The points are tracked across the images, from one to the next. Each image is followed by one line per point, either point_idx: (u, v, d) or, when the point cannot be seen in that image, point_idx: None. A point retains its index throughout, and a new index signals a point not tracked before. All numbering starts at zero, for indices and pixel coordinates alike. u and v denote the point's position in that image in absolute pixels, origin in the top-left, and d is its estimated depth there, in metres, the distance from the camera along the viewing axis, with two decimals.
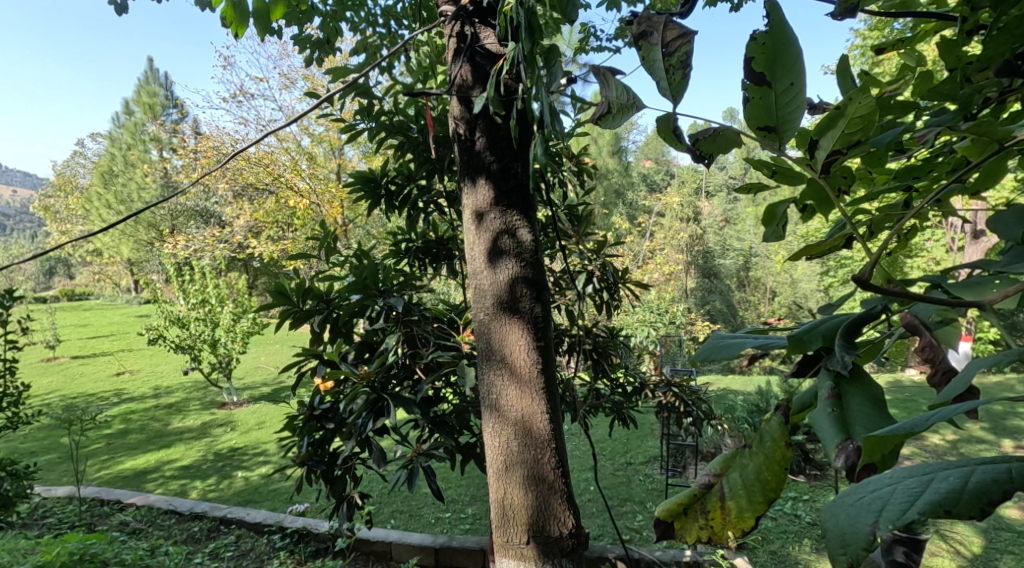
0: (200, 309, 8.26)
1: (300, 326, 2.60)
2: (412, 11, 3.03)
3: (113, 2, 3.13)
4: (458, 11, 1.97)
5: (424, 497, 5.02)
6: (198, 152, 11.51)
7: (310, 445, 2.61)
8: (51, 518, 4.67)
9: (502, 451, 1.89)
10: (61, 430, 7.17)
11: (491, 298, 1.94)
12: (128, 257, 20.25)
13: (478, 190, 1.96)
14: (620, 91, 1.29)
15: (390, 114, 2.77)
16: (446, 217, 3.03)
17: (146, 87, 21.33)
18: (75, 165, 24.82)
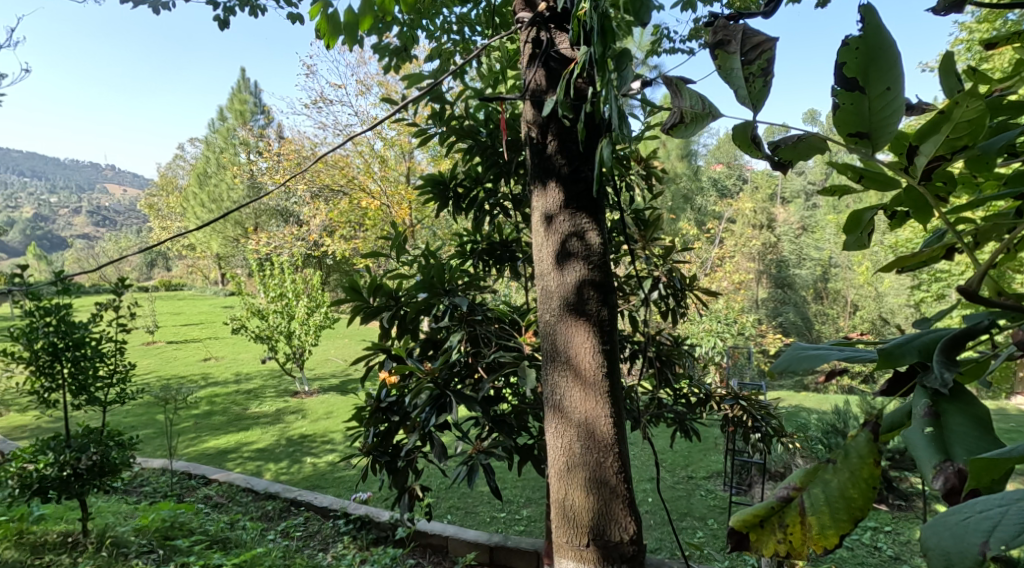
0: (278, 302, 8.58)
1: (370, 321, 2.69)
2: (485, 19, 3.08)
3: (215, 18, 3.34)
4: (535, 18, 2.01)
5: (482, 494, 5.09)
6: (281, 155, 11.98)
7: (375, 437, 2.68)
8: (148, 486, 5.15)
9: (564, 453, 1.91)
10: (157, 407, 7.60)
11: (558, 300, 1.96)
12: (217, 253, 21.16)
13: (549, 192, 1.98)
14: (695, 100, 1.27)
15: (460, 118, 2.82)
16: (511, 219, 3.06)
17: (238, 94, 22.33)
18: (174, 167, 26.41)
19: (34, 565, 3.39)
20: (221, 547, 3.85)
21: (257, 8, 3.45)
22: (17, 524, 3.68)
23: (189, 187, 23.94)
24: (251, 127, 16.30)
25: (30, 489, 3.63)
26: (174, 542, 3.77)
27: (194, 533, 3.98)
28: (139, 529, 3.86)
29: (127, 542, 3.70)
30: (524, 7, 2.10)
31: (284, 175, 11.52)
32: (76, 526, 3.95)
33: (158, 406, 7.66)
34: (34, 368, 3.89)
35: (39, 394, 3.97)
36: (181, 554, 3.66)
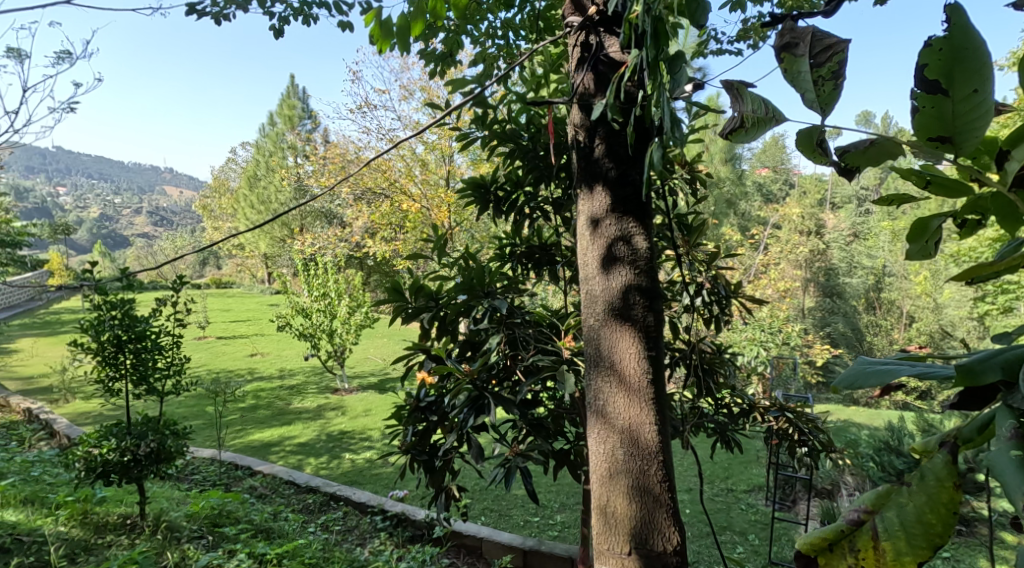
0: (321, 300, 8.74)
1: (411, 321, 2.73)
2: (530, 23, 3.08)
3: (272, 28, 3.43)
4: (584, 21, 2.01)
5: (516, 498, 5.08)
6: (328, 158, 12.18)
7: (414, 435, 2.70)
8: (198, 475, 5.31)
9: (607, 459, 1.89)
10: (207, 399, 7.81)
11: (603, 304, 1.94)
12: (265, 252, 21.62)
13: (595, 196, 1.97)
14: (757, 104, 1.26)
15: (502, 122, 2.82)
16: (551, 223, 3.05)
17: (287, 100, 22.80)
18: (227, 170, 27.13)
19: (95, 545, 3.52)
20: (265, 536, 3.93)
21: (310, 18, 3.52)
22: (81, 505, 3.83)
23: (240, 189, 24.58)
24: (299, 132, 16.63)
25: (95, 472, 3.79)
26: (222, 530, 3.88)
27: (240, 521, 4.08)
28: (191, 515, 3.98)
29: (180, 527, 3.82)
30: (573, 11, 2.09)
31: (330, 178, 11.72)
32: (134, 509, 4.09)
33: (207, 398, 7.88)
34: (100, 358, 4.06)
35: (104, 382, 4.13)
36: (229, 541, 3.75)
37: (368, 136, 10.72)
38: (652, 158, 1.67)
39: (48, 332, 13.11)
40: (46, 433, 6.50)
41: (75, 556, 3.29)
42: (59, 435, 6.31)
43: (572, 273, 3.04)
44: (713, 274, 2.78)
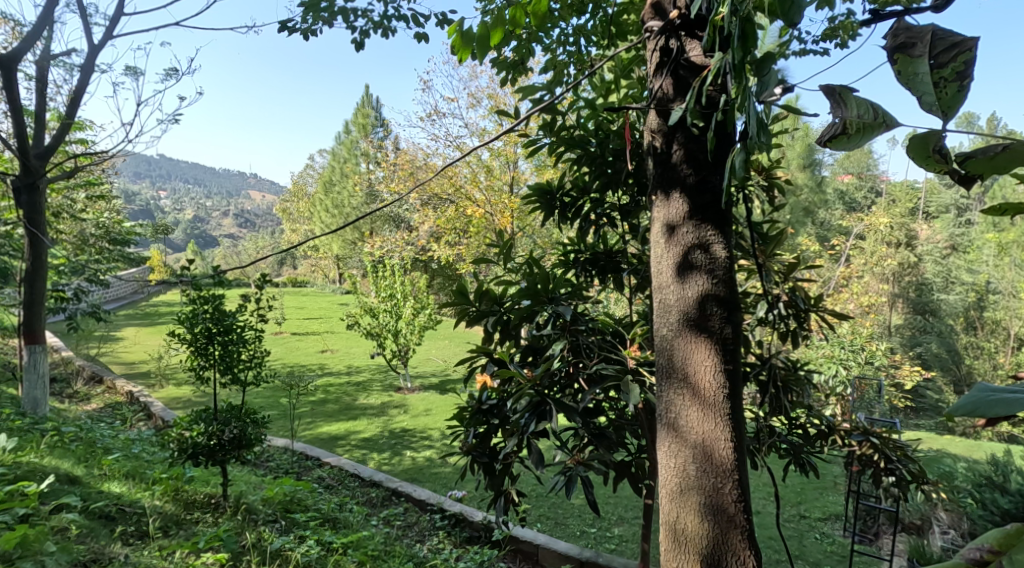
0: (388, 301, 8.89)
1: (475, 324, 2.76)
2: (601, 29, 3.05)
3: (355, 41, 3.51)
4: (665, 25, 1.97)
5: (574, 507, 5.01)
6: (397, 165, 12.38)
7: (474, 437, 2.70)
8: (272, 462, 5.48)
9: (678, 474, 1.86)
10: (281, 391, 8.06)
11: (676, 314, 1.90)
12: (336, 254, 22.10)
13: (672, 203, 1.93)
14: (863, 110, 1.45)
15: (571, 129, 2.81)
16: (617, 231, 3.00)
17: (361, 108, 23.34)
18: (306, 175, 28.04)
19: (185, 520, 3.68)
20: (331, 526, 4.01)
21: (389, 30, 3.58)
22: (174, 481, 3.99)
23: (316, 193, 25.26)
24: (373, 138, 16.95)
25: (185, 453, 3.98)
26: (294, 515, 3.99)
27: (309, 509, 4.18)
28: (266, 500, 4.11)
29: (257, 510, 3.95)
30: (651, 14, 2.04)
31: (401, 184, 11.88)
32: (219, 489, 4.23)
33: (282, 391, 8.12)
34: (192, 347, 4.29)
35: (197, 370, 4.37)
36: (299, 527, 3.85)
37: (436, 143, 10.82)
38: (734, 165, 1.63)
39: (145, 323, 13.82)
40: (143, 415, 6.82)
41: (169, 529, 3.47)
42: (154, 417, 6.60)
43: (639, 281, 2.95)
44: (790, 287, 2.66)
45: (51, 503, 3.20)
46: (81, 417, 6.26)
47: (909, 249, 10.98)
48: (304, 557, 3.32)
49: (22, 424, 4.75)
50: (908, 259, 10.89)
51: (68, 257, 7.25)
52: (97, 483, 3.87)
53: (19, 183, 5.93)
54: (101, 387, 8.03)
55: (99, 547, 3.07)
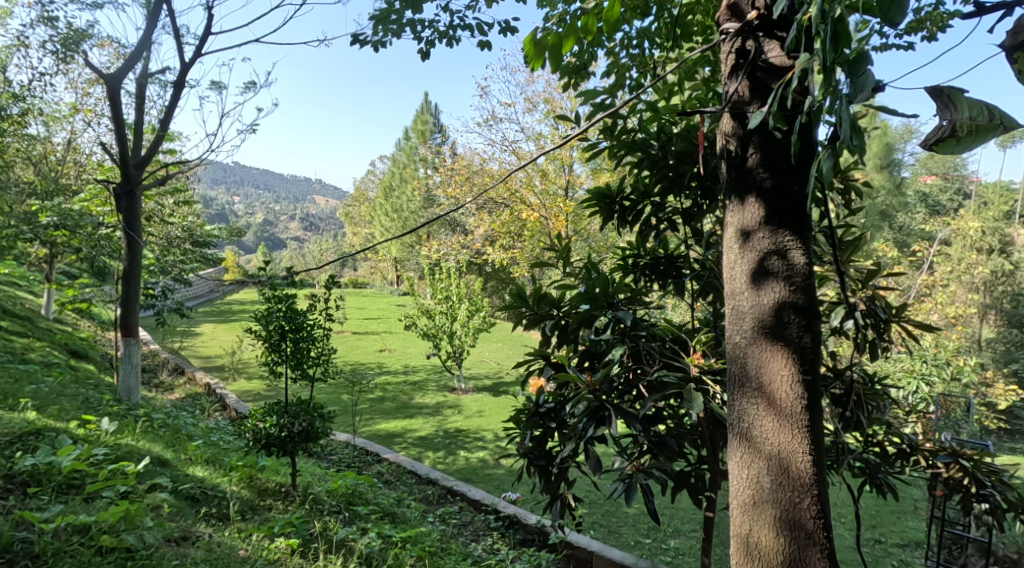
0: (444, 303, 8.99)
1: (532, 328, 2.79)
2: (665, 31, 3.00)
3: (421, 50, 3.55)
4: (743, 26, 1.94)
5: (630, 515, 4.94)
6: (455, 170, 12.51)
7: (531, 440, 2.70)
8: (335, 456, 5.61)
9: (751, 485, 1.82)
10: (344, 388, 8.24)
11: (751, 322, 1.85)
12: (395, 256, 22.46)
13: (747, 208, 1.89)
14: (973, 112, 1.72)
15: (632, 132, 2.78)
16: (679, 235, 2.94)
17: (421, 115, 23.67)
18: (369, 180, 28.67)
19: (259, 505, 3.81)
20: (390, 520, 4.07)
21: (454, 38, 3.60)
22: (249, 469, 4.13)
23: (378, 198, 25.76)
24: (431, 144, 17.16)
25: (259, 443, 4.14)
26: (357, 507, 4.07)
27: (370, 502, 4.25)
28: (331, 491, 4.20)
29: (322, 500, 4.04)
30: (727, 16, 2.01)
31: (458, 189, 11.96)
32: (288, 479, 4.35)
33: (344, 387, 8.30)
34: (266, 343, 4.45)
35: (269, 365, 4.50)
36: (361, 520, 3.93)
37: (494, 148, 10.87)
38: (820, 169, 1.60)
39: (219, 320, 14.37)
40: (219, 406, 7.07)
41: (246, 514, 3.60)
42: (230, 409, 6.84)
43: (701, 287, 2.87)
44: (868, 295, 2.56)
45: (147, 482, 3.37)
46: (166, 405, 6.53)
47: (1002, 257, 10.40)
48: (367, 548, 3.38)
49: (117, 409, 5.00)
50: (1000, 266, 10.31)
51: (157, 257, 7.62)
52: (184, 466, 4.03)
53: (120, 191, 6.26)
54: (183, 377, 8.39)
55: (186, 525, 3.21)
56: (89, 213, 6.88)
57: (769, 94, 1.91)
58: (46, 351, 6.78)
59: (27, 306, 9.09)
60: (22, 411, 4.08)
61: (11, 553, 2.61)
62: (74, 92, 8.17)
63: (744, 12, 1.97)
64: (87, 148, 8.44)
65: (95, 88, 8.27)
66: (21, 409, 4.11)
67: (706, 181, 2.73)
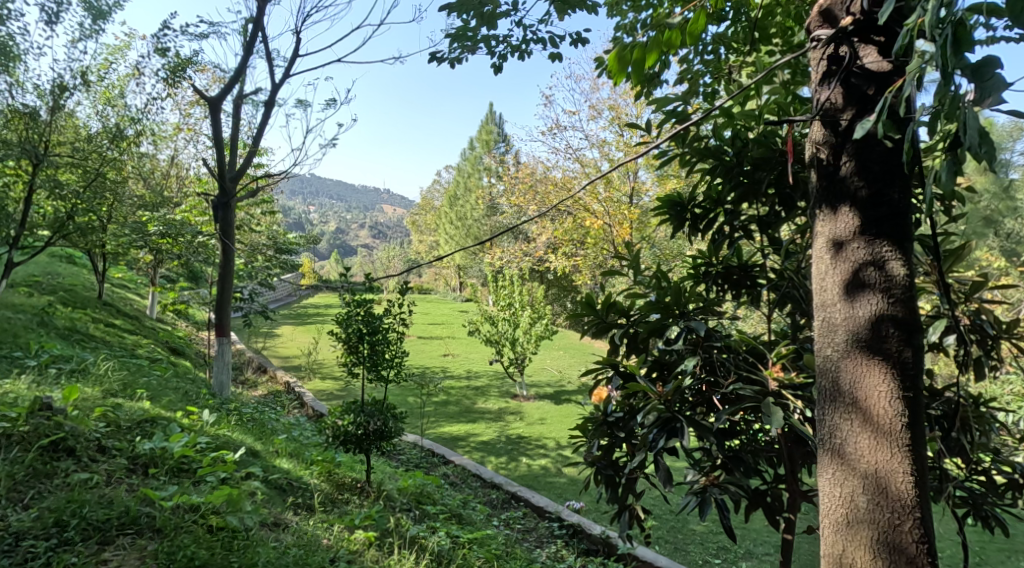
0: (506, 310, 9.04)
1: (599, 336, 2.77)
2: (741, 36, 2.94)
3: (496, 64, 3.59)
4: (835, 33, 1.88)
5: (697, 532, 4.82)
6: (519, 178, 12.60)
7: (599, 449, 2.66)
8: (403, 456, 5.72)
9: (845, 504, 1.75)
10: (411, 391, 8.37)
11: (845, 335, 1.79)
12: (459, 263, 22.74)
13: (840, 218, 1.83)
14: None
15: (705, 139, 2.71)
16: (755, 244, 2.86)
17: (486, 125, 23.94)
18: (436, 189, 29.26)
19: (338, 498, 3.90)
20: (457, 521, 4.11)
21: (526, 52, 3.61)
22: (328, 463, 4.26)
23: (445, 207, 26.19)
24: (495, 154, 17.32)
25: (336, 439, 4.26)
26: (426, 506, 4.14)
27: (438, 502, 4.31)
28: (401, 489, 4.27)
29: (394, 497, 4.13)
30: (818, 22, 1.96)
31: (521, 197, 11.98)
32: (363, 475, 4.44)
33: (412, 389, 8.46)
34: (346, 345, 4.58)
35: (347, 367, 4.63)
36: (431, 518, 3.99)
37: (559, 157, 10.88)
38: (939, 176, 1.58)
39: (296, 321, 14.91)
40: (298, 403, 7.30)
41: (327, 505, 3.70)
42: (307, 406, 7.05)
43: (779, 298, 2.77)
44: (974, 310, 2.43)
45: (243, 471, 3.54)
46: (252, 400, 6.79)
47: None
48: (437, 546, 3.43)
49: (213, 402, 5.25)
50: None
51: (246, 261, 7.97)
52: (271, 457, 4.19)
53: (218, 203, 6.63)
54: (266, 376, 8.72)
55: (276, 512, 3.34)
56: (190, 223, 7.35)
57: (865, 101, 1.85)
58: (152, 347, 7.18)
59: (130, 304, 9.67)
60: (139, 399, 4.36)
61: (138, 526, 2.84)
62: (178, 112, 8.66)
63: (837, 17, 1.91)
64: (188, 162, 8.94)
65: (197, 108, 8.75)
66: (138, 397, 4.40)
67: (784, 188, 2.64)
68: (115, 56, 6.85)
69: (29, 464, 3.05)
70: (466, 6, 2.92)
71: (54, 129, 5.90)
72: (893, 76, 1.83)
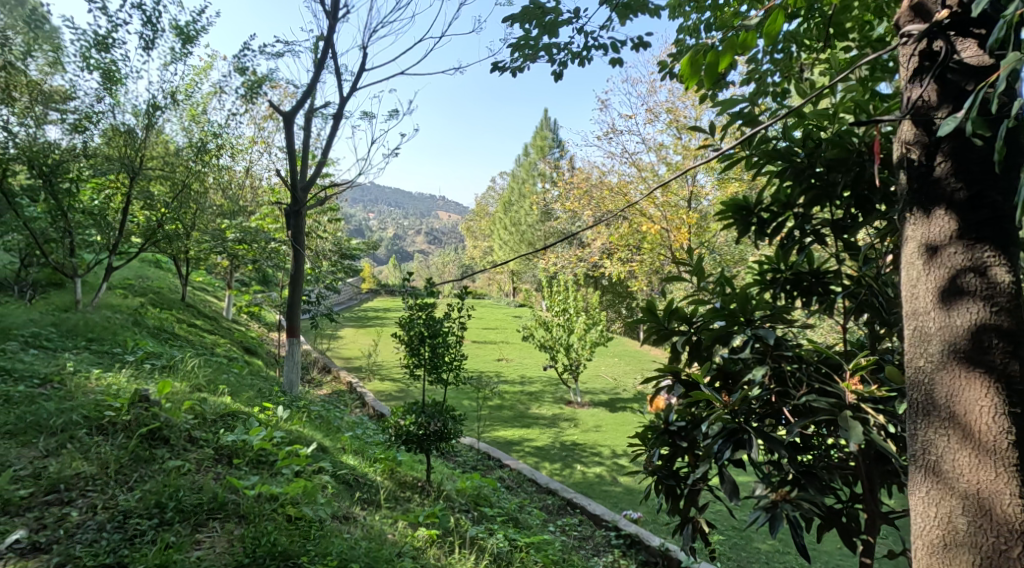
0: (560, 315, 9.02)
1: (660, 343, 2.72)
2: (814, 33, 2.83)
3: (556, 71, 3.57)
4: (929, 26, 1.78)
5: (757, 548, 4.67)
6: (573, 184, 12.43)
7: (660, 458, 2.61)
8: (460, 457, 5.76)
9: (942, 526, 1.66)
10: (469, 394, 8.42)
11: (940, 345, 1.70)
12: (513, 267, 22.81)
13: (934, 222, 1.74)
14: None
15: (773, 141, 2.63)
16: (828, 249, 2.74)
17: (540, 131, 23.92)
18: (491, 196, 29.48)
19: (400, 496, 3.95)
20: (513, 525, 4.10)
21: (585, 58, 3.57)
22: (391, 462, 4.33)
23: (501, 213, 26.32)
24: (551, 160, 17.34)
25: (398, 439, 4.31)
26: (483, 509, 4.14)
27: (495, 505, 4.32)
28: (459, 490, 4.29)
29: (453, 498, 4.15)
30: (909, 15, 1.86)
31: (575, 202, 11.82)
32: (423, 474, 4.49)
33: (469, 393, 8.52)
34: (408, 347, 4.65)
35: (411, 369, 4.69)
36: (488, 520, 4.00)
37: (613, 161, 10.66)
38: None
39: (357, 323, 15.25)
40: (359, 403, 7.45)
41: (392, 502, 3.76)
42: (369, 406, 7.19)
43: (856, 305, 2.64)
44: None
45: (314, 466, 3.63)
46: (316, 398, 6.95)
47: None
48: (496, 548, 3.43)
49: (285, 399, 5.42)
50: None
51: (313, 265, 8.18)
52: (338, 453, 4.28)
53: (289, 210, 6.78)
54: (330, 375, 8.94)
55: (346, 506, 3.40)
56: (264, 229, 7.59)
57: (962, 97, 1.75)
58: (230, 347, 7.45)
59: (208, 305, 10.08)
60: (222, 394, 4.52)
61: (226, 512, 2.94)
62: (254, 126, 8.98)
63: (931, 11, 1.82)
64: (263, 173, 9.25)
65: (271, 121, 9.05)
66: (221, 392, 4.58)
67: (861, 190, 2.53)
68: (199, 75, 7.15)
69: (133, 450, 3.22)
70: (528, 16, 2.92)
71: (149, 145, 6.18)
72: (994, 70, 1.73)
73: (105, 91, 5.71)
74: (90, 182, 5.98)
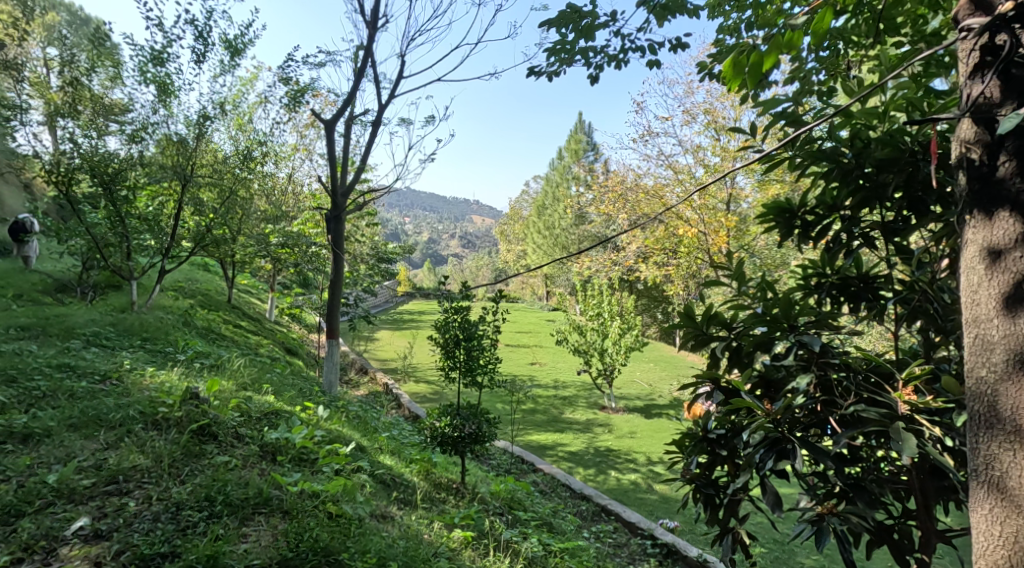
0: (595, 320, 8.98)
1: (700, 349, 2.69)
2: (862, 30, 2.78)
3: (592, 75, 3.56)
4: (991, 21, 1.74)
5: (796, 561, 4.59)
6: (608, 188, 12.36)
7: (699, 466, 2.59)
8: (494, 460, 5.78)
9: (1009, 544, 1.65)
10: (503, 398, 8.44)
11: (1004, 353, 1.68)
12: (547, 271, 22.80)
13: (997, 226, 1.72)
14: None
15: (819, 141, 2.58)
16: (876, 253, 2.69)
17: (574, 135, 23.85)
18: (526, 200, 29.51)
19: (437, 497, 3.98)
20: (548, 529, 4.10)
21: (622, 61, 3.56)
22: (427, 463, 4.36)
23: (535, 217, 26.34)
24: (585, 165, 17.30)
25: (434, 440, 4.34)
26: (518, 512, 4.15)
27: (529, 509, 4.32)
28: (494, 493, 4.31)
29: (488, 500, 4.17)
30: (969, 9, 1.82)
31: (610, 206, 11.74)
32: (458, 476, 4.51)
33: (503, 397, 8.54)
34: (443, 350, 4.68)
35: (446, 371, 4.73)
36: (523, 524, 4.01)
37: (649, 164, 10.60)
38: None
39: (392, 326, 15.40)
40: (395, 404, 7.52)
41: (428, 503, 3.79)
42: (405, 408, 7.26)
43: (906, 311, 2.58)
44: None
45: (353, 464, 3.68)
46: (354, 399, 7.04)
47: None
48: (531, 552, 3.43)
49: (324, 399, 5.51)
50: None
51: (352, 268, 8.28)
52: (375, 453, 4.33)
53: (330, 216, 6.87)
54: (367, 376, 9.05)
55: (383, 505, 3.43)
56: (305, 234, 7.71)
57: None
58: (272, 348, 7.60)
59: (249, 306, 10.28)
60: (264, 393, 4.61)
61: (270, 506, 3.00)
62: (296, 133, 9.16)
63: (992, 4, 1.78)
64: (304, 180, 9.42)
65: (312, 129, 9.21)
66: (264, 390, 4.67)
67: (912, 191, 2.47)
68: (246, 86, 7.32)
69: (184, 445, 3.31)
70: (566, 20, 2.92)
71: (199, 153, 6.35)
72: None
73: (159, 103, 5.88)
74: (146, 190, 6.17)
